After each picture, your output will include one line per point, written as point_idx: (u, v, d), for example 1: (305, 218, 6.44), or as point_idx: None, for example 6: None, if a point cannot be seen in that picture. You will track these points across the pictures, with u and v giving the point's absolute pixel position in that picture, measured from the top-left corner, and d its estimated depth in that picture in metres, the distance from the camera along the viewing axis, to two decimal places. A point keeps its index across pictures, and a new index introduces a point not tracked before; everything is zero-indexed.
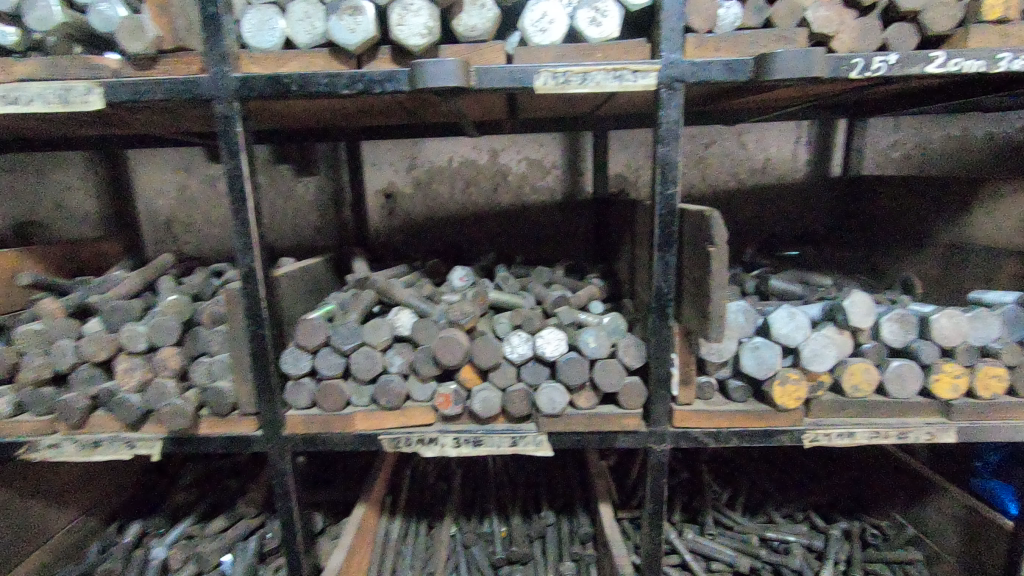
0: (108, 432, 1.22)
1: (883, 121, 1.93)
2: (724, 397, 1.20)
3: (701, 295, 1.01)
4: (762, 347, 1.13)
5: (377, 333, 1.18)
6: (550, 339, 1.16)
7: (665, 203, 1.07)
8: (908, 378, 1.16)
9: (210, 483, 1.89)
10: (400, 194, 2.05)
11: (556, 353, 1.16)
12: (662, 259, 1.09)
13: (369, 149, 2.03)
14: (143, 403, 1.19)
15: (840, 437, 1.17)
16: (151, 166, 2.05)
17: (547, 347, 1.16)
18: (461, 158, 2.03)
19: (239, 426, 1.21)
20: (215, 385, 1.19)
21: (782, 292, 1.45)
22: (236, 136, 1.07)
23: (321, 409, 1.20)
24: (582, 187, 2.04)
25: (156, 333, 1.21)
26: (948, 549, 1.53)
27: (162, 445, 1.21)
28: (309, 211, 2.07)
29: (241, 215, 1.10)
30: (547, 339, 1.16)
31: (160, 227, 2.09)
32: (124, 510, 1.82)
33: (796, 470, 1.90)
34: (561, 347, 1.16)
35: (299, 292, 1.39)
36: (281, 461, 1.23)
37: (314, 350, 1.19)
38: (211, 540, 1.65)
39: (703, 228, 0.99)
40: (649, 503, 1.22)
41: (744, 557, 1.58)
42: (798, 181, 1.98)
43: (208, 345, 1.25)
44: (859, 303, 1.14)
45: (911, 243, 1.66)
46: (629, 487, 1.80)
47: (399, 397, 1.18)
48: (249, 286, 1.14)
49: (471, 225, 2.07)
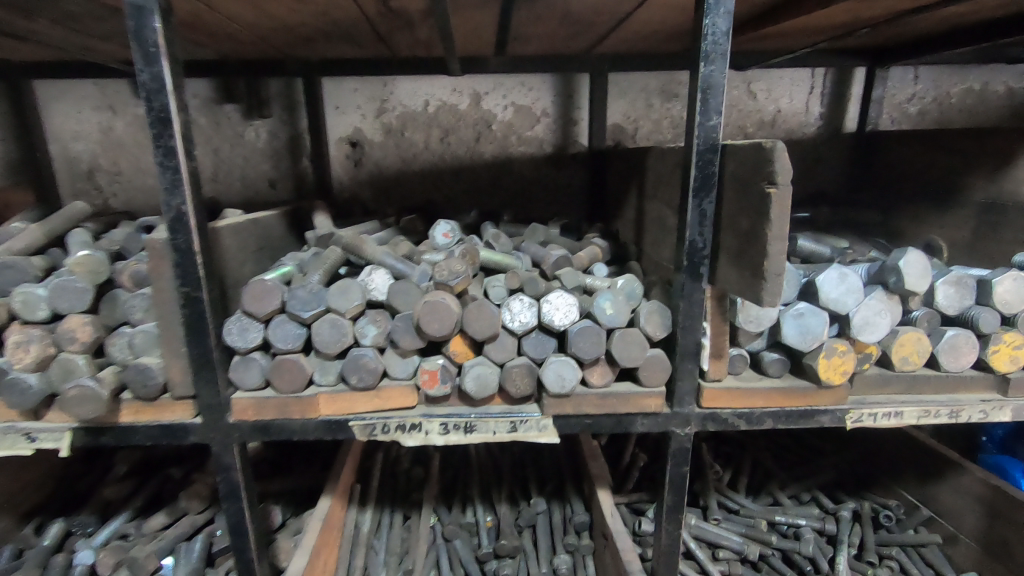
0: (1, 421, 0.97)
1: (903, 71, 1.82)
2: (756, 372, 1.04)
3: (753, 250, 0.82)
4: (807, 313, 0.96)
5: (346, 298, 0.96)
6: (561, 305, 0.95)
7: (706, 137, 0.87)
8: (963, 350, 1.02)
9: (148, 473, 1.64)
10: (368, 142, 1.79)
11: (567, 323, 0.95)
12: (699, 207, 0.89)
13: (331, 89, 1.76)
14: (44, 385, 0.94)
15: (888, 418, 1.01)
16: (68, 102, 1.72)
17: (557, 315, 0.95)
18: (438, 102, 1.78)
19: (172, 412, 0.98)
20: (139, 362, 0.94)
21: (809, 255, 1.30)
22: (152, 35, 0.80)
23: (276, 391, 0.98)
24: (575, 139, 1.84)
25: (58, 297, 0.94)
26: (967, 531, 1.44)
27: (73, 436, 0.97)
28: (262, 161, 1.79)
29: (164, 142, 0.84)
30: (557, 305, 0.95)
31: (80, 176, 1.78)
32: (43, 506, 1.56)
33: (798, 447, 1.78)
34: (573, 314, 0.95)
35: (246, 249, 1.14)
36: (227, 453, 1.01)
37: (267, 319, 0.95)
38: (148, 540, 1.41)
39: (760, 166, 0.79)
40: (667, 492, 1.06)
41: (752, 544, 1.43)
42: (811, 137, 1.89)
43: (130, 313, 0.99)
44: (915, 264, 0.98)
45: (936, 201, 1.51)
46: (624, 468, 1.64)
47: (374, 376, 0.97)
48: (176, 237, 0.88)
49: (450, 180, 1.84)
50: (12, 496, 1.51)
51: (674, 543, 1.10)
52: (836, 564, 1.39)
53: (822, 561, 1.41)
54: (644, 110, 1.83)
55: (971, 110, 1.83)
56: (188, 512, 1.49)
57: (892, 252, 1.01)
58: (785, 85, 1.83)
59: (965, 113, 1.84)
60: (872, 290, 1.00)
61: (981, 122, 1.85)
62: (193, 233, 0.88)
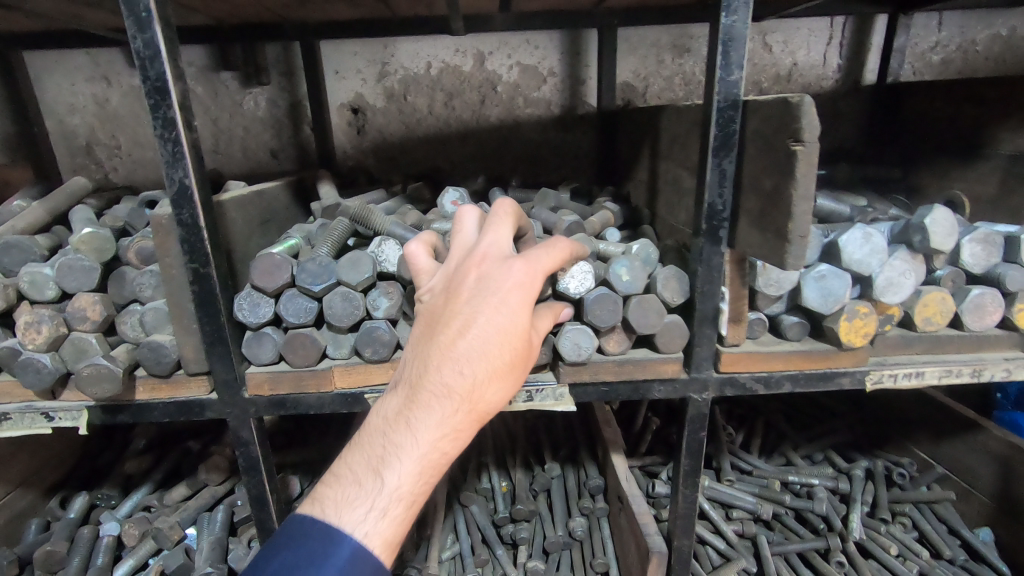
0: (19, 401, 0.97)
1: (927, 17, 1.73)
2: (775, 336, 1.02)
3: (777, 210, 0.79)
4: (830, 275, 0.93)
5: (357, 270, 0.94)
6: (576, 272, 0.92)
7: (726, 93, 0.83)
8: (989, 309, 0.99)
9: (167, 446, 1.66)
10: (370, 108, 1.74)
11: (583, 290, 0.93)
12: (719, 166, 0.86)
13: (329, 52, 1.70)
14: (58, 364, 0.93)
15: (908, 378, 1.00)
16: (60, 74, 1.67)
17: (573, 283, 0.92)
18: (440, 63, 1.72)
19: (187, 388, 0.97)
20: (151, 340, 0.93)
21: (828, 216, 1.28)
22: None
23: (290, 366, 0.97)
24: (583, 99, 1.78)
25: (67, 277, 0.94)
26: (981, 487, 1.44)
27: (90, 414, 0.98)
28: (262, 130, 1.75)
29: (162, 113, 0.81)
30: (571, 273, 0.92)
31: (78, 151, 1.74)
32: (66, 481, 1.59)
33: (812, 408, 1.78)
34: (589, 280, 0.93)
35: (252, 222, 1.11)
36: (245, 427, 1.01)
37: (277, 293, 0.94)
38: (171, 511, 1.44)
39: (784, 122, 0.76)
40: (685, 456, 1.06)
41: (766, 504, 1.44)
42: (828, 91, 1.82)
43: (139, 290, 0.97)
44: (942, 221, 0.94)
45: (960, 155, 1.46)
46: (637, 432, 1.65)
47: (387, 348, 0.96)
48: (181, 211, 0.86)
49: (456, 145, 1.79)
50: (35, 471, 1.54)
51: (691, 505, 1.11)
52: (849, 522, 1.40)
53: (836, 519, 1.42)
54: (655, 67, 1.77)
55: (997, 57, 1.76)
56: (208, 483, 1.51)
57: (918, 211, 0.97)
58: (802, 37, 1.75)
59: (991, 61, 1.76)
60: (895, 249, 0.97)
61: (1007, 70, 1.77)
62: (197, 207, 0.86)
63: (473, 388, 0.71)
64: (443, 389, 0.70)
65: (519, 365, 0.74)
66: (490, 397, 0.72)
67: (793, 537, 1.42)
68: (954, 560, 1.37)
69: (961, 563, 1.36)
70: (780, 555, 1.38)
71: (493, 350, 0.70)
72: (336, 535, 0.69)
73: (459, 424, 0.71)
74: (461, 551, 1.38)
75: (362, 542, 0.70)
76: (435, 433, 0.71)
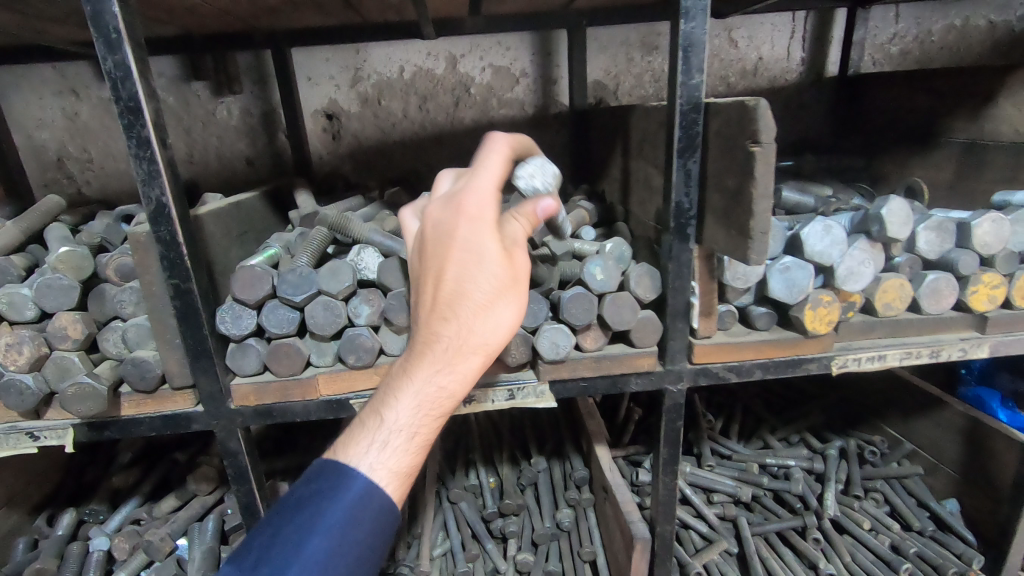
0: (2, 422, 0.97)
1: (885, 9, 1.79)
2: (745, 326, 1.06)
3: (739, 208, 0.82)
4: (793, 267, 0.97)
5: (337, 279, 0.96)
6: (533, 168, 0.80)
7: (688, 96, 0.86)
8: (944, 293, 1.04)
9: (153, 459, 1.66)
10: (344, 114, 1.75)
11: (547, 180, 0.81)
12: (685, 166, 0.89)
13: (300, 59, 1.70)
14: (41, 385, 0.94)
15: (871, 361, 1.05)
16: (26, 88, 1.65)
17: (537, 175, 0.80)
18: (413, 67, 1.73)
19: (172, 402, 0.98)
20: (134, 356, 0.94)
21: (793, 207, 1.33)
22: (111, 20, 0.76)
23: (274, 375, 0.99)
24: (555, 98, 1.81)
25: (45, 297, 0.94)
26: (947, 461, 1.51)
27: (76, 432, 0.98)
28: (236, 138, 1.75)
29: (136, 133, 0.81)
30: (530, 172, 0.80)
31: (48, 166, 1.72)
32: (52, 498, 1.58)
33: (787, 392, 1.84)
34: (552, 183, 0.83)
35: (230, 234, 1.12)
36: (232, 438, 1.02)
37: (258, 305, 0.95)
38: (161, 523, 1.44)
39: (743, 124, 0.79)
40: (664, 445, 1.10)
41: (746, 487, 1.50)
42: (793, 83, 1.87)
43: (119, 307, 0.98)
44: (897, 211, 0.99)
45: (919, 144, 1.52)
46: (620, 423, 1.69)
47: (370, 354, 0.98)
48: (159, 228, 0.87)
49: (431, 148, 1.81)
50: (20, 490, 1.53)
51: (672, 491, 1.15)
52: (824, 500, 1.46)
53: (811, 499, 1.48)
54: (625, 65, 1.80)
55: (952, 47, 1.82)
56: (197, 494, 1.51)
57: (875, 201, 1.02)
58: (766, 31, 1.80)
59: (948, 51, 1.83)
60: (854, 239, 1.01)
61: (962, 59, 1.84)
62: (175, 224, 0.87)
63: (462, 325, 0.72)
64: (432, 333, 0.73)
65: (506, 291, 0.73)
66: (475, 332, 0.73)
67: (772, 517, 1.47)
68: (923, 531, 1.43)
69: (930, 533, 1.43)
70: (760, 536, 1.44)
71: (471, 284, 0.71)
72: (349, 474, 0.74)
73: (452, 362, 0.73)
74: (452, 547, 1.40)
75: (372, 480, 0.74)
76: (428, 376, 0.74)
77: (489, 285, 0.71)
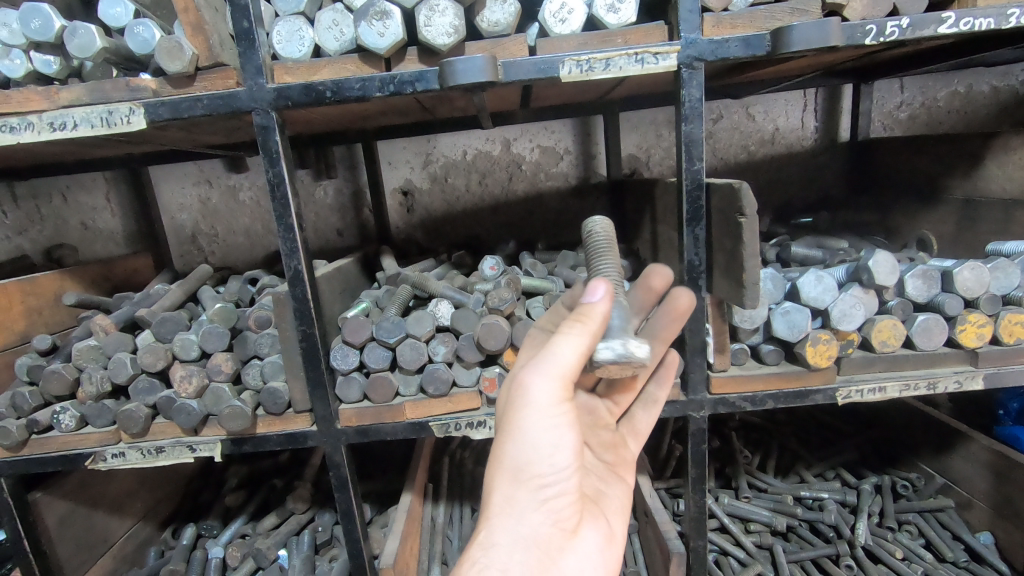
0: (171, 437, 1.27)
1: (890, 83, 2.06)
2: (757, 362, 1.25)
3: (735, 265, 1.05)
4: (792, 310, 1.17)
5: (421, 325, 1.24)
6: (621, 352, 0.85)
7: (692, 178, 1.10)
8: (934, 331, 1.20)
9: (256, 483, 1.95)
10: (417, 190, 2.10)
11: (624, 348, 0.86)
12: (693, 233, 1.12)
13: (384, 148, 2.08)
14: (202, 408, 1.24)
15: (872, 392, 1.20)
16: (174, 181, 2.14)
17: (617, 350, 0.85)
18: (474, 150, 2.08)
19: (294, 422, 1.26)
20: (270, 386, 1.23)
21: (804, 259, 1.52)
22: (274, 145, 1.10)
23: (371, 402, 1.25)
24: (596, 170, 2.11)
25: (206, 341, 1.26)
26: (978, 495, 1.58)
27: (223, 446, 1.27)
28: (330, 213, 2.15)
29: (285, 221, 1.14)
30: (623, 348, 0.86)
31: (185, 239, 2.20)
32: (175, 516, 1.88)
33: (822, 430, 1.96)
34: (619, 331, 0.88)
35: (335, 291, 1.43)
36: (337, 453, 1.28)
37: (361, 346, 1.24)
38: (265, 536, 1.70)
39: (732, 200, 1.03)
40: (692, 466, 1.27)
41: (781, 517, 1.62)
42: (809, 149, 2.12)
43: (259, 348, 1.29)
44: (884, 262, 1.17)
45: (925, 199, 1.71)
46: (662, 457, 1.85)
47: (445, 384, 1.23)
48: (297, 288, 1.17)
49: (490, 216, 2.13)
50: (152, 507, 1.84)
51: (701, 510, 1.31)
52: (856, 529, 1.56)
53: (844, 528, 1.58)
54: (655, 140, 2.10)
55: (957, 109, 2.05)
56: (293, 512, 1.77)
57: (864, 253, 1.20)
58: (780, 107, 2.07)
59: (954, 114, 2.06)
60: (848, 287, 1.20)
61: (969, 120, 2.05)
62: (306, 286, 1.18)
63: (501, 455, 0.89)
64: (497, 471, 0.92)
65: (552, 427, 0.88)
66: (511, 496, 0.87)
67: (807, 546, 1.58)
68: (956, 561, 1.51)
69: (964, 564, 1.50)
70: (795, 562, 1.55)
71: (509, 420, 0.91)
72: None
73: (497, 510, 0.87)
74: None
75: None
76: (499, 510, 0.87)
77: (528, 435, 0.87)
